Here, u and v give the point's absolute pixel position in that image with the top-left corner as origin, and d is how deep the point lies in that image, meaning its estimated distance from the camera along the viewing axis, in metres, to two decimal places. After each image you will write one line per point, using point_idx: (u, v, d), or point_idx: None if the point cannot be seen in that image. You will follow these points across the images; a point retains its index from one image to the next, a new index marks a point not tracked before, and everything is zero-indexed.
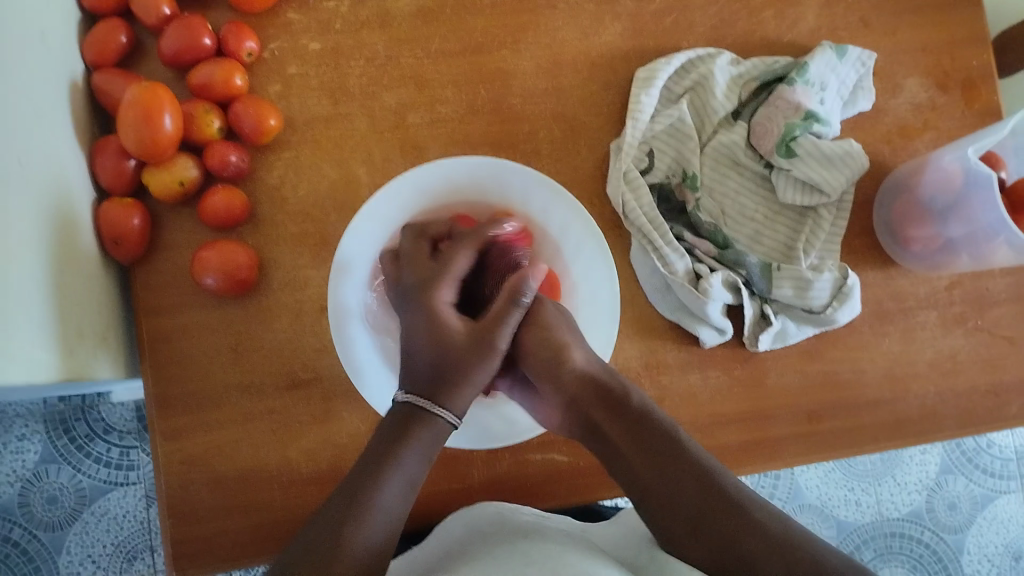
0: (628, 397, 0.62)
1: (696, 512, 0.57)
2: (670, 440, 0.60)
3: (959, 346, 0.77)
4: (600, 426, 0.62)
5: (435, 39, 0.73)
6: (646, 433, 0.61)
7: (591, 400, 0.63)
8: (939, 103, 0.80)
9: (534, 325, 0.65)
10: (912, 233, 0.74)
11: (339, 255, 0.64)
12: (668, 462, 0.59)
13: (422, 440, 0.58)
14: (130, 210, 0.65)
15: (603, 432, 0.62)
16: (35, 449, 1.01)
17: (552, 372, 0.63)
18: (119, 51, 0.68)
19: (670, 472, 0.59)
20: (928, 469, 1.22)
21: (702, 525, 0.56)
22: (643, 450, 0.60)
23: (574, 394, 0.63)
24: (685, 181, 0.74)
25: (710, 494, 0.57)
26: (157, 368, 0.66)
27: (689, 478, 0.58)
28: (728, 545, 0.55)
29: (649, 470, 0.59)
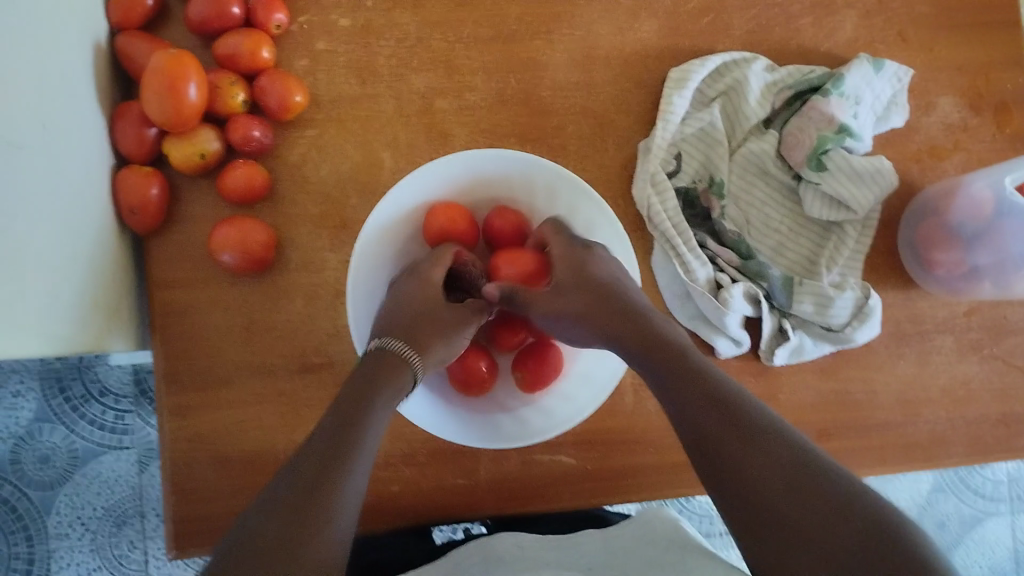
0: (687, 355, 0.53)
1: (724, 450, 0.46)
2: (698, 373, 0.52)
3: (974, 373, 0.76)
4: (651, 369, 0.54)
5: (468, 24, 0.72)
6: (687, 371, 0.52)
7: (631, 334, 0.57)
8: (972, 125, 0.79)
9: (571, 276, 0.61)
10: (938, 257, 0.72)
11: (369, 222, 0.63)
12: (692, 395, 0.50)
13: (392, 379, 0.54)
14: (149, 178, 0.64)
15: (648, 370, 0.54)
16: (29, 407, 1.00)
17: (587, 320, 0.59)
18: (146, 15, 0.66)
19: (703, 405, 0.49)
20: (920, 487, 1.22)
21: (719, 467, 0.46)
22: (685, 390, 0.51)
23: (615, 330, 0.58)
24: (711, 187, 0.73)
25: (739, 416, 0.47)
26: (167, 342, 0.65)
27: (712, 404, 0.49)
28: (750, 484, 0.44)
29: (672, 407, 0.51)
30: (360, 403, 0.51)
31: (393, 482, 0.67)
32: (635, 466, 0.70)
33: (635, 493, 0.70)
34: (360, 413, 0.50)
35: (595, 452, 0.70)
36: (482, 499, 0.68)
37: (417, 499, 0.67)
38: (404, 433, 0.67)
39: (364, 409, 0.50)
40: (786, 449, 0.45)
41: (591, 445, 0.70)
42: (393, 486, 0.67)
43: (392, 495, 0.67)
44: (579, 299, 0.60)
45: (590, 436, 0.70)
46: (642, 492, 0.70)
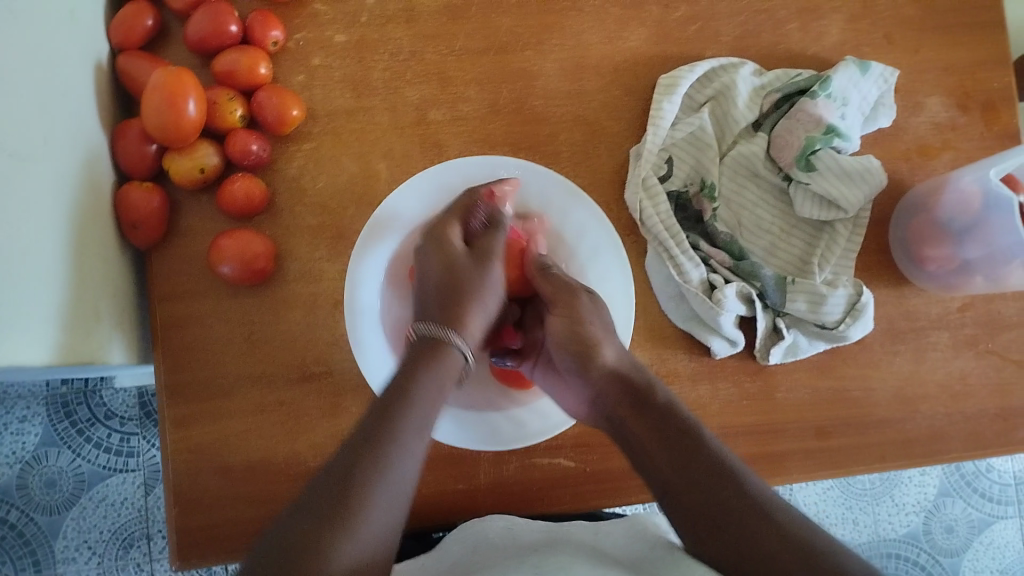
0: (653, 393, 0.60)
1: (716, 508, 0.51)
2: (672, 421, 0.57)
3: (970, 368, 0.77)
4: (622, 420, 0.60)
5: (460, 38, 0.73)
6: (665, 428, 0.57)
7: (615, 394, 0.61)
8: (959, 124, 0.80)
9: (565, 319, 0.64)
10: (929, 252, 0.73)
11: (368, 225, 0.65)
12: (686, 456, 0.55)
13: (438, 363, 0.57)
14: (151, 193, 0.65)
15: (625, 426, 0.59)
16: (36, 432, 1.01)
17: (578, 368, 0.63)
18: (145, 35, 0.68)
19: (689, 464, 0.54)
20: (927, 491, 1.22)
21: (724, 530, 0.50)
22: (665, 444, 0.56)
23: (602, 391, 0.61)
24: (703, 190, 0.74)
25: (726, 479, 0.53)
26: (169, 354, 0.66)
27: (707, 472, 0.53)
28: (752, 545, 0.48)
29: (667, 465, 0.55)
30: (396, 402, 0.53)
31: None
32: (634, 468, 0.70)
33: (635, 494, 0.70)
34: (397, 421, 0.51)
35: (594, 455, 0.70)
36: (483, 502, 0.68)
37: (419, 503, 0.68)
38: None
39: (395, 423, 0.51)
40: (785, 516, 0.49)
41: (590, 448, 0.70)
42: None
43: None
44: (571, 347, 0.63)
45: (589, 439, 0.70)
46: (641, 494, 0.70)
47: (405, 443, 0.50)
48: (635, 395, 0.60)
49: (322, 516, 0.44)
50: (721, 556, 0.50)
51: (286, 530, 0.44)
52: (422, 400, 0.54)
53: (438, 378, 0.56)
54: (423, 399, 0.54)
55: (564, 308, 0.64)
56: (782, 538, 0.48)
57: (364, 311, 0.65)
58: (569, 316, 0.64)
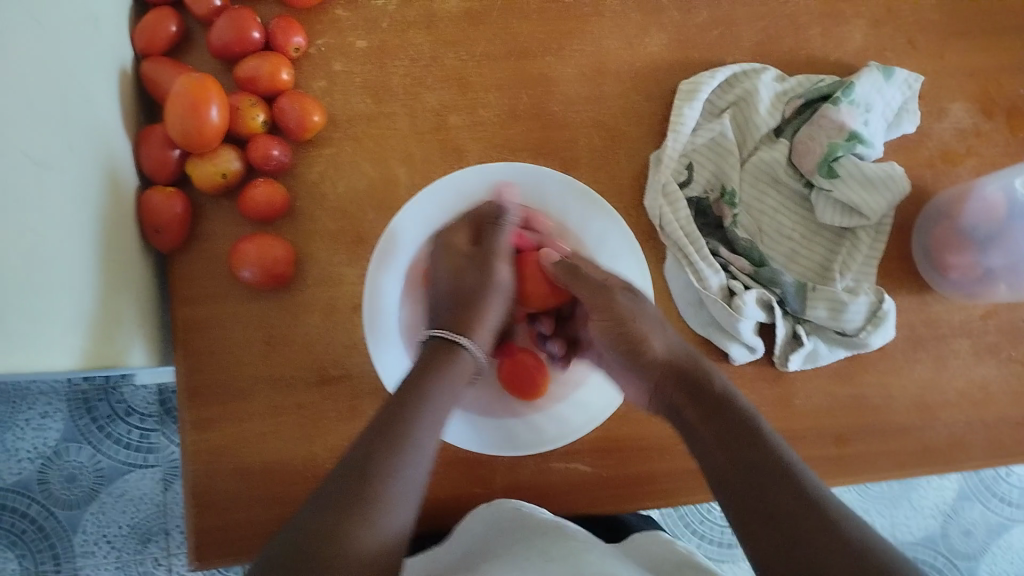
0: (710, 381, 0.59)
1: (777, 506, 0.48)
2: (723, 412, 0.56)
3: (991, 377, 0.76)
4: (678, 407, 0.59)
5: (480, 43, 0.73)
6: (722, 419, 0.55)
7: (671, 385, 0.60)
8: (983, 130, 0.79)
9: (605, 318, 0.64)
10: (951, 260, 0.73)
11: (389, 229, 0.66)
12: (746, 450, 0.53)
13: (452, 367, 0.58)
14: (173, 199, 0.66)
15: (682, 414, 0.59)
16: (57, 428, 1.02)
17: (631, 360, 0.63)
18: (168, 41, 0.68)
19: (750, 459, 0.52)
20: (945, 495, 1.20)
21: (783, 528, 0.47)
22: (718, 433, 0.55)
23: (658, 381, 0.61)
24: (723, 196, 0.73)
25: (791, 481, 0.50)
26: (189, 356, 0.66)
27: (772, 468, 0.51)
28: (807, 552, 0.45)
29: (723, 456, 0.53)
30: (411, 405, 0.53)
31: None
32: (651, 473, 0.70)
33: (652, 498, 0.70)
34: (412, 417, 0.53)
35: (612, 460, 0.70)
36: None
37: (437, 506, 0.68)
38: None
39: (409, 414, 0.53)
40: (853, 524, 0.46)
41: (607, 453, 0.70)
42: None
43: None
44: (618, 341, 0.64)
45: (607, 444, 0.70)
46: (658, 498, 0.70)
47: (423, 422, 0.53)
48: (691, 385, 0.59)
49: (340, 511, 0.46)
50: (769, 550, 0.47)
51: (334, 488, 0.47)
52: (436, 401, 0.55)
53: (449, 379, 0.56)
54: (436, 396, 0.55)
55: (602, 308, 0.64)
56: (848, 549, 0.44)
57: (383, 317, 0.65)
58: (609, 313, 0.64)
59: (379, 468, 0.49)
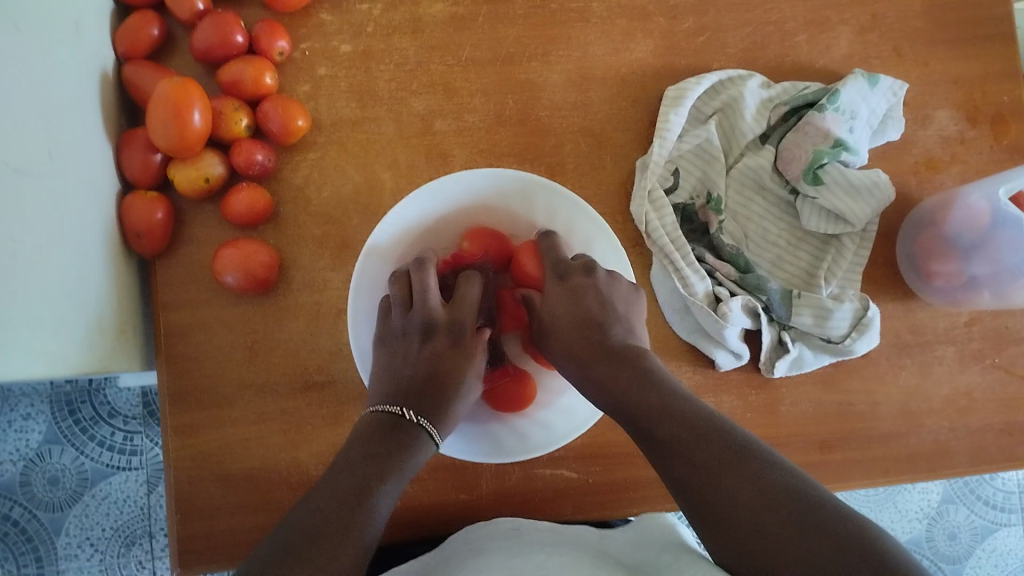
0: (643, 361, 0.58)
1: (696, 464, 0.47)
2: (646, 380, 0.55)
3: (975, 383, 0.76)
4: (607, 383, 0.57)
5: (466, 48, 0.73)
6: (644, 392, 0.54)
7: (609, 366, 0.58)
8: (968, 137, 0.80)
9: (566, 305, 0.63)
10: (936, 268, 0.73)
11: (373, 237, 0.64)
12: (662, 416, 0.51)
13: (420, 449, 0.55)
14: (154, 204, 0.65)
15: (614, 397, 0.56)
16: (40, 429, 1.01)
17: (589, 351, 0.60)
18: (151, 44, 0.68)
19: (665, 425, 0.51)
20: (930, 499, 1.21)
21: (699, 486, 0.46)
22: (643, 413, 0.53)
23: (598, 367, 0.59)
24: (709, 203, 0.74)
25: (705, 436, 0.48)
26: (171, 363, 0.66)
27: (687, 427, 0.50)
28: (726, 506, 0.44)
29: (646, 433, 0.52)
30: (379, 463, 0.51)
31: (397, 499, 0.67)
32: (636, 480, 0.70)
33: (638, 505, 0.70)
34: (381, 469, 0.51)
35: (597, 467, 0.70)
36: (485, 513, 0.68)
37: (421, 514, 0.68)
38: None
39: (379, 467, 0.51)
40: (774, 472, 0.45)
41: (593, 460, 0.70)
42: (397, 503, 0.67)
43: (395, 512, 0.67)
44: (575, 322, 0.62)
45: (592, 451, 0.70)
46: (644, 506, 0.70)
47: (390, 482, 0.50)
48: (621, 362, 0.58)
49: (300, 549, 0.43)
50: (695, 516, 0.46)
51: (286, 533, 0.45)
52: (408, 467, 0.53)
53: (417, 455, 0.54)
54: (407, 463, 0.53)
55: (563, 301, 0.64)
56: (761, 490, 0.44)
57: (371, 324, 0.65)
58: (571, 296, 0.63)
59: (342, 516, 0.46)
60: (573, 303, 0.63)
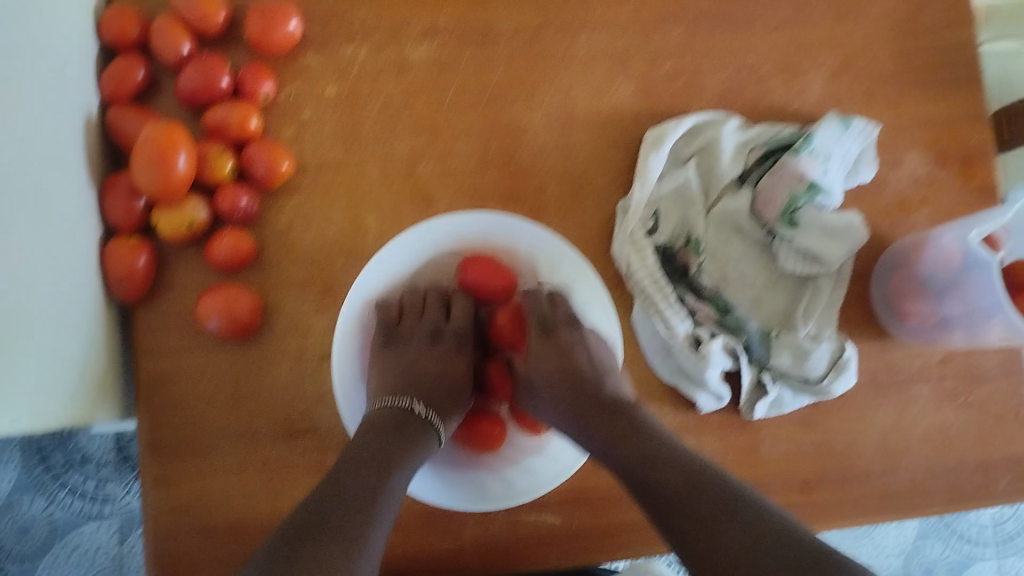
0: (639, 419, 0.62)
1: (696, 512, 0.53)
2: (654, 443, 0.59)
3: (949, 422, 0.77)
4: (625, 462, 0.59)
5: (449, 92, 0.74)
6: (658, 463, 0.57)
7: (615, 423, 0.62)
8: (938, 179, 0.82)
9: (554, 353, 0.68)
10: (910, 307, 0.75)
11: (361, 278, 0.65)
12: (667, 481, 0.56)
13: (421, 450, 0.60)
14: (136, 250, 0.65)
15: (625, 464, 0.59)
16: (8, 479, 0.99)
17: (576, 394, 0.65)
18: (135, 89, 0.68)
19: (669, 486, 0.56)
20: (906, 534, 1.22)
21: (694, 523, 0.53)
22: (658, 484, 0.56)
23: (597, 425, 0.62)
24: (688, 244, 0.75)
25: (705, 488, 0.54)
26: (152, 411, 0.65)
27: (690, 486, 0.55)
28: (712, 544, 0.51)
29: (653, 491, 0.56)
30: (380, 473, 0.55)
31: None
32: (619, 524, 0.70)
33: (621, 549, 0.70)
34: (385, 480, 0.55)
35: (581, 511, 0.70)
36: (467, 562, 0.68)
37: (405, 561, 0.67)
38: None
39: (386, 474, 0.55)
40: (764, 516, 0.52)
41: (576, 504, 0.70)
42: (381, 549, 0.67)
43: (379, 559, 0.67)
44: (563, 372, 0.67)
45: (575, 495, 0.70)
46: (627, 549, 0.70)
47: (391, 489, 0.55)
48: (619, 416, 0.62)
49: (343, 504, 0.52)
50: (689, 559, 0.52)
51: (315, 506, 0.51)
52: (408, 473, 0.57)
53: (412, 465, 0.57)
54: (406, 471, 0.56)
55: (554, 351, 0.68)
56: (752, 530, 0.51)
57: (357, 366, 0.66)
58: (562, 347, 0.68)
59: (352, 520, 0.51)
60: (561, 357, 0.68)
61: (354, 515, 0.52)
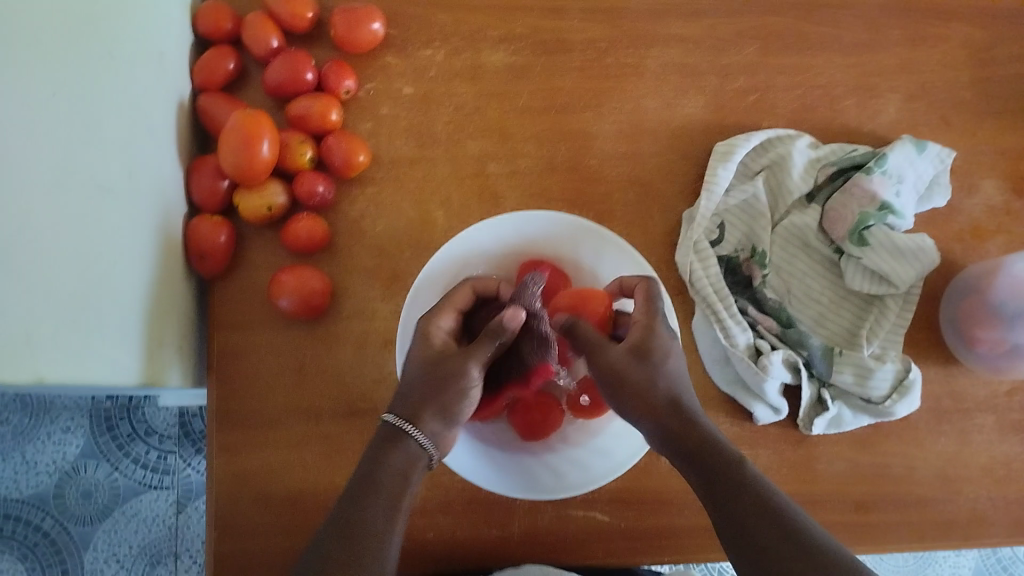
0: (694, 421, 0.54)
1: (742, 520, 0.47)
2: (692, 425, 0.53)
3: (1015, 454, 0.75)
4: (672, 445, 0.53)
5: (523, 95, 0.76)
6: (699, 455, 0.51)
7: (667, 432, 0.53)
8: (1013, 207, 0.80)
9: (626, 353, 0.56)
10: (979, 333, 0.73)
11: (428, 267, 0.67)
12: (710, 472, 0.50)
13: (405, 459, 0.54)
14: (219, 227, 0.68)
15: (675, 467, 0.53)
16: (77, 443, 1.03)
17: (635, 408, 0.55)
18: (226, 77, 0.71)
19: (715, 485, 0.50)
20: (961, 573, 1.18)
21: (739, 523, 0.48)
22: (694, 471, 0.51)
23: (646, 428, 0.55)
24: (753, 256, 0.75)
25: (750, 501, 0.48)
26: (223, 381, 0.68)
27: (730, 485, 0.49)
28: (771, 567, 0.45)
29: (699, 491, 0.51)
30: (380, 473, 0.52)
31: (430, 529, 0.68)
32: (668, 528, 0.70)
33: (669, 553, 0.70)
34: (383, 479, 0.52)
35: (631, 511, 0.70)
36: (515, 552, 0.68)
37: (454, 547, 0.68)
38: (442, 483, 0.68)
39: (378, 467, 0.53)
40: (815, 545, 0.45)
41: (626, 505, 0.70)
42: (430, 535, 0.68)
43: (428, 542, 0.68)
44: (617, 379, 0.55)
45: (627, 496, 0.70)
46: (675, 554, 0.70)
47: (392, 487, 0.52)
48: (675, 441, 0.53)
49: (353, 516, 0.49)
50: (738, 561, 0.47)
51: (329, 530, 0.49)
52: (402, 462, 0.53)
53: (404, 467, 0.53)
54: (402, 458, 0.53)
55: (610, 356, 0.57)
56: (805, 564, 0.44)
57: None
58: (624, 350, 0.56)
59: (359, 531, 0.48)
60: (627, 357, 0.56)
61: (373, 516, 0.50)
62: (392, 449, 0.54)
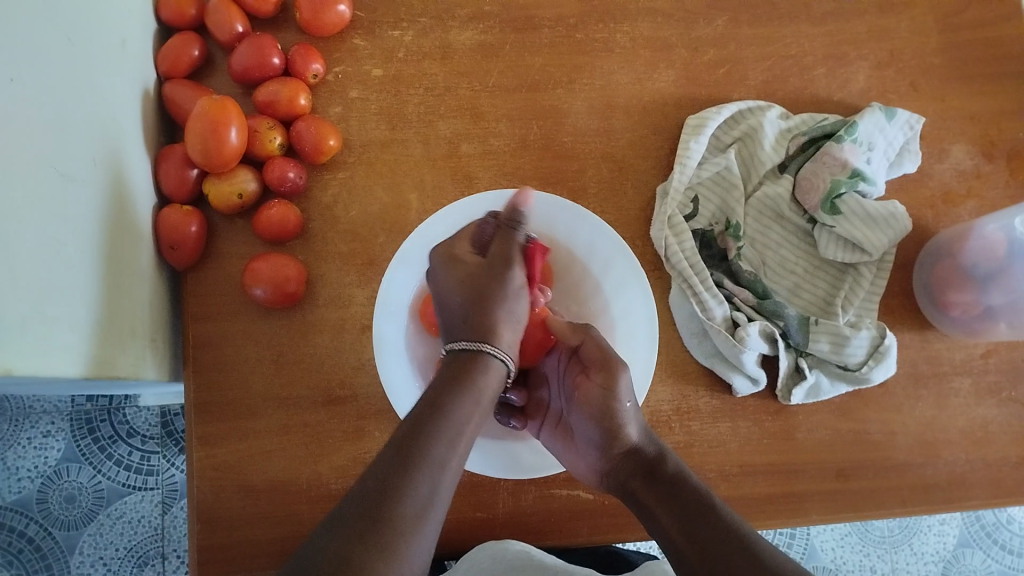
0: (664, 462, 0.60)
1: (704, 536, 0.52)
2: (675, 475, 0.59)
3: (992, 416, 0.76)
4: (636, 494, 0.60)
5: (493, 74, 0.75)
6: (671, 490, 0.57)
7: (631, 472, 0.61)
8: (984, 171, 0.81)
9: (601, 387, 0.62)
10: (952, 297, 0.74)
11: (403, 248, 0.67)
12: (675, 499, 0.56)
13: (480, 381, 0.55)
14: (189, 216, 0.67)
15: (641, 501, 0.59)
16: (58, 447, 1.02)
17: (601, 443, 0.63)
18: (191, 65, 0.71)
19: (684, 509, 0.55)
20: (946, 541, 1.19)
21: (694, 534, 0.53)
22: (666, 503, 0.57)
23: (617, 467, 0.62)
24: (727, 229, 0.75)
25: (707, 514, 0.54)
26: (199, 374, 0.67)
27: (693, 507, 0.55)
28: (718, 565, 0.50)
29: (664, 515, 0.56)
30: (432, 419, 0.51)
31: None
32: None
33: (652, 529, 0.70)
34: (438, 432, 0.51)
35: None
36: (500, 533, 0.69)
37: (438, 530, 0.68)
38: None
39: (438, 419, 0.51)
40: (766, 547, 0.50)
41: None
42: None
43: None
44: (598, 418, 0.62)
45: None
46: None
47: (445, 439, 0.51)
48: (654, 474, 0.60)
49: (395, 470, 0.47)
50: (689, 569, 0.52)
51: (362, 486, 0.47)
52: (458, 412, 0.52)
53: (465, 387, 0.54)
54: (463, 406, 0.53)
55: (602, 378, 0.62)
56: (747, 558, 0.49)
57: (390, 338, 0.66)
58: (607, 388, 0.62)
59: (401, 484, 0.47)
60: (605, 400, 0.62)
61: (419, 465, 0.48)
62: (464, 376, 0.54)
